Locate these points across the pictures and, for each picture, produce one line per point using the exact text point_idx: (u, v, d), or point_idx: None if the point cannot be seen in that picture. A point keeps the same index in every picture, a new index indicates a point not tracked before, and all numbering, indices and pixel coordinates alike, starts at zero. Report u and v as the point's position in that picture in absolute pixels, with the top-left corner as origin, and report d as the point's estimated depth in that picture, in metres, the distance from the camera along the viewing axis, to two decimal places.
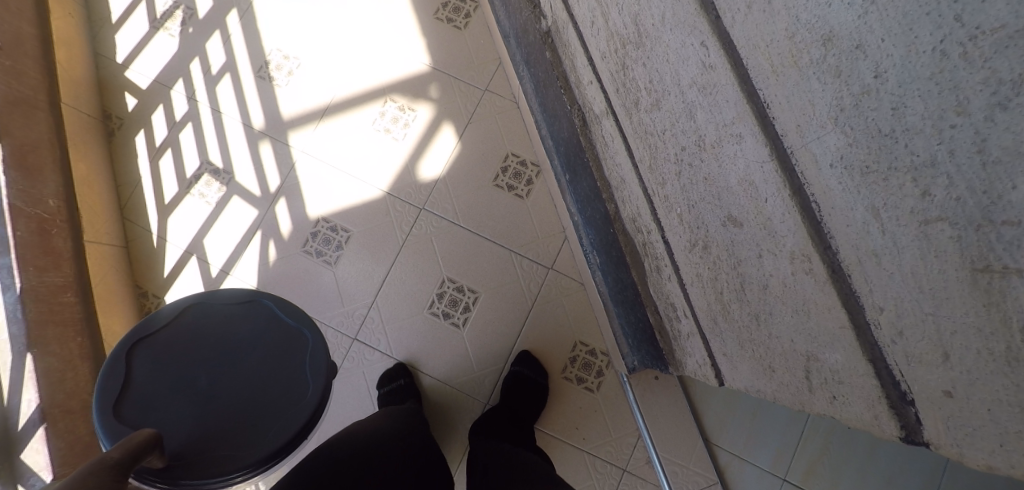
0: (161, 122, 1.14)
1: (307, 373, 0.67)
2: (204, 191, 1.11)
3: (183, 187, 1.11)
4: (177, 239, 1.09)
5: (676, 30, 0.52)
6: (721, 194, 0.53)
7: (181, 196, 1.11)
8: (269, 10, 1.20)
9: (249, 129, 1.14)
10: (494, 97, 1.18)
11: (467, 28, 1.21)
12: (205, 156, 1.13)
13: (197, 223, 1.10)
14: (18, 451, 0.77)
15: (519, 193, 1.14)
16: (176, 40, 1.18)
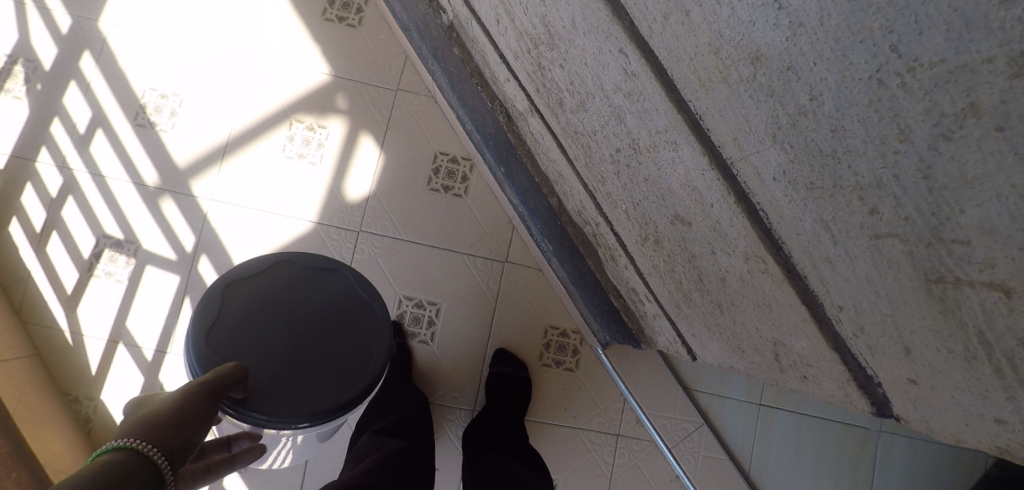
0: (34, 202, 1.02)
1: (373, 344, 0.68)
2: (111, 269, 1.03)
3: (83, 271, 1.02)
4: (95, 330, 1.01)
5: (589, 35, 0.49)
6: (665, 195, 0.52)
7: (85, 281, 1.02)
8: (135, 46, 1.08)
9: (143, 188, 1.05)
10: (407, 95, 1.13)
11: (362, 25, 1.13)
12: (100, 230, 1.03)
13: (114, 305, 1.02)
14: None
15: (457, 192, 1.12)
16: (25, 102, 1.05)
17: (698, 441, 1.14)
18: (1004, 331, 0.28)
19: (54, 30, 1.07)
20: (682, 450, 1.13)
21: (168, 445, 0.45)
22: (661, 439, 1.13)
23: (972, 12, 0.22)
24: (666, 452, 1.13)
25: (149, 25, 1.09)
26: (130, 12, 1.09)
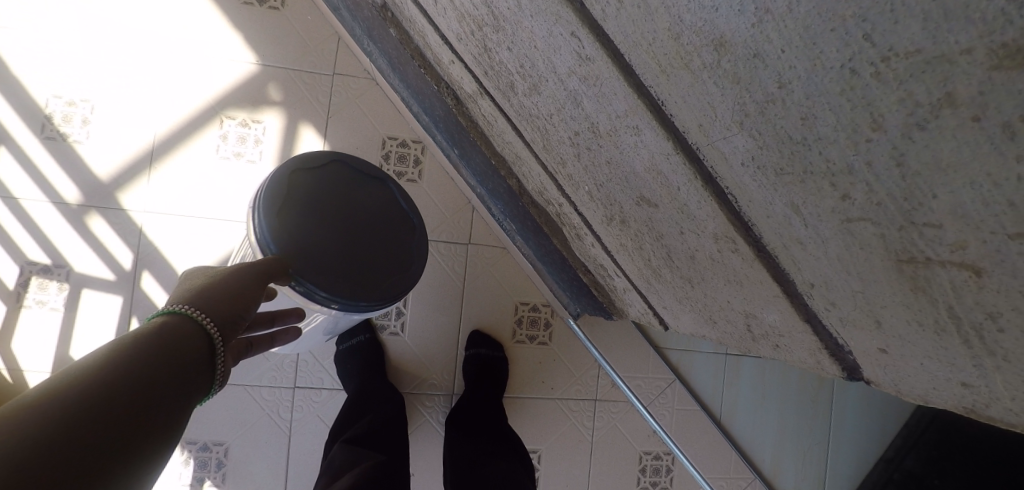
0: None
1: (416, 255, 0.71)
2: (42, 297, 0.96)
3: (9, 304, 0.96)
4: (35, 365, 0.96)
5: (537, 18, 0.47)
6: (629, 177, 0.51)
7: (15, 313, 0.96)
8: (28, 47, 0.97)
9: (65, 208, 0.97)
10: (346, 80, 1.07)
11: (286, 6, 1.05)
12: (23, 257, 0.96)
13: (52, 334, 0.97)
14: None
15: (411, 177, 1.08)
16: None
17: (672, 396, 1.18)
18: (972, 307, 0.29)
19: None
20: (657, 406, 1.17)
21: (219, 316, 0.51)
22: (636, 399, 1.16)
23: (952, 3, 0.21)
24: (643, 411, 1.16)
25: (39, 21, 0.97)
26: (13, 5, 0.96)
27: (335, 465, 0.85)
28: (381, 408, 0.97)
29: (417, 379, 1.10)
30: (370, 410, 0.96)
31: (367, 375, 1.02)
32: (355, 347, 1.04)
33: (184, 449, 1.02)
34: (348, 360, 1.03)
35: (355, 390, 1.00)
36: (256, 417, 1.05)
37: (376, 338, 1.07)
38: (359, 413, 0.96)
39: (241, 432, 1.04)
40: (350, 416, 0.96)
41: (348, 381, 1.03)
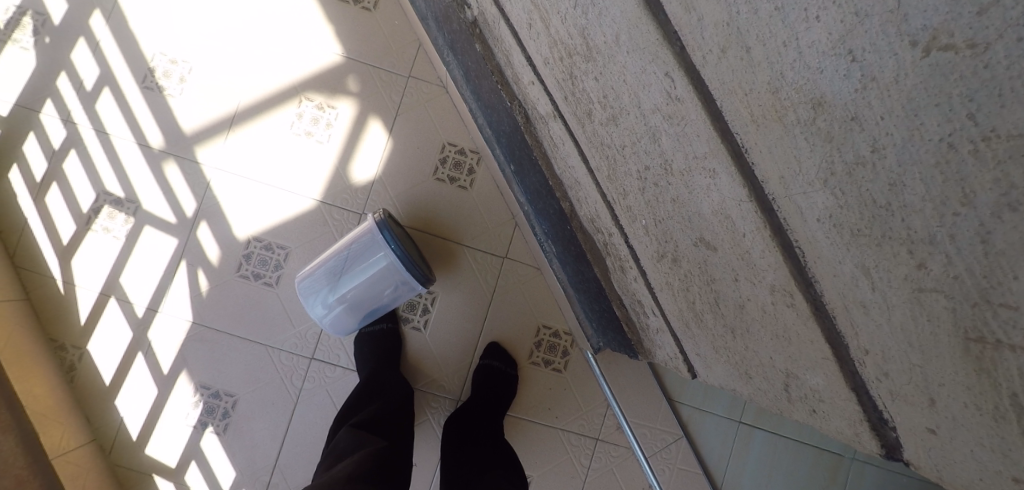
0: (36, 153, 1.01)
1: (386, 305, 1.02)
2: (108, 225, 1.02)
3: (80, 224, 1.01)
4: (87, 282, 1.01)
5: (632, 54, 0.49)
6: (692, 217, 0.53)
7: (81, 234, 1.01)
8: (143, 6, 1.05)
9: (148, 151, 1.03)
10: (419, 84, 1.11)
11: (377, 8, 1.11)
12: (101, 186, 1.02)
13: (109, 260, 1.02)
14: None
15: (462, 184, 1.12)
16: (32, 55, 1.02)
17: (675, 453, 1.15)
18: None
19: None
20: (658, 460, 1.15)
21: None
22: (640, 448, 1.15)
23: None
24: (643, 462, 1.14)
25: None
26: None
27: (340, 448, 0.88)
28: (390, 396, 0.99)
29: (430, 379, 1.11)
30: (379, 397, 0.98)
31: (382, 363, 1.04)
32: (376, 332, 1.07)
33: (196, 392, 1.03)
34: (366, 344, 1.06)
35: (368, 375, 1.02)
36: (271, 379, 1.05)
37: (397, 329, 1.10)
38: (369, 399, 0.98)
39: (253, 390, 1.05)
40: (359, 401, 0.98)
41: (363, 365, 1.05)
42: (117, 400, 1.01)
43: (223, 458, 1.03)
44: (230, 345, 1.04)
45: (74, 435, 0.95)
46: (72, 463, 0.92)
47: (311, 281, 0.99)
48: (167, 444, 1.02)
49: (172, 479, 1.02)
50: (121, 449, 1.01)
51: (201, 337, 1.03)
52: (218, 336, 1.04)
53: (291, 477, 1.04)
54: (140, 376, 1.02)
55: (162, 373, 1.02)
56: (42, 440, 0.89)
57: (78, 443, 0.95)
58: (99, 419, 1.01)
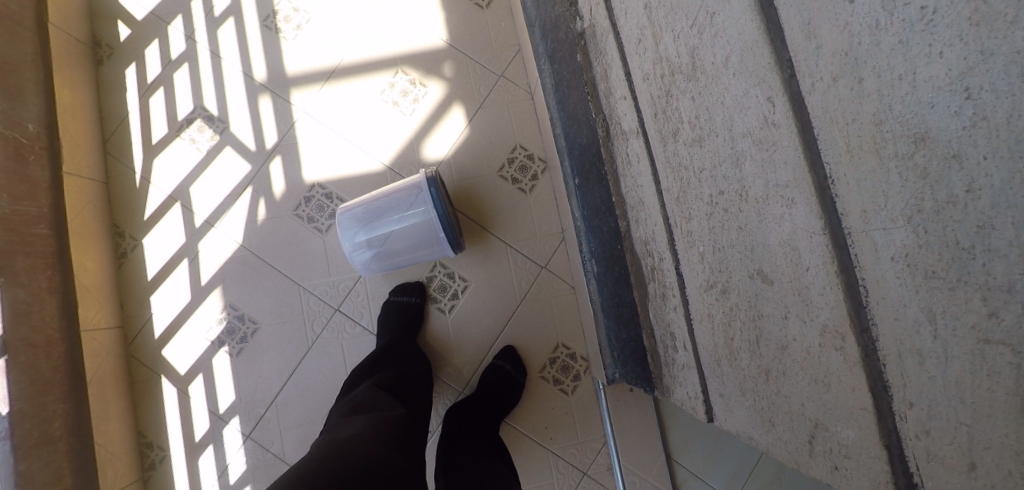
0: (155, 58, 1.12)
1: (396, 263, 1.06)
2: (196, 137, 1.11)
3: (172, 129, 1.11)
4: (162, 183, 1.11)
5: (738, 76, 0.51)
6: (755, 248, 0.53)
7: (170, 139, 1.11)
8: None
9: (250, 82, 1.12)
10: (507, 85, 1.15)
11: (489, 7, 1.16)
12: (199, 102, 1.11)
13: (186, 169, 1.11)
14: None
15: (523, 187, 1.15)
16: None
17: None
18: None
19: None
20: None
21: None
22: None
23: None
24: None
25: None
26: None
27: (359, 401, 0.89)
28: (409, 363, 1.01)
29: (443, 362, 1.12)
30: (398, 362, 1.00)
31: (404, 333, 1.06)
32: (405, 303, 1.09)
33: (224, 310, 1.11)
34: (393, 312, 1.08)
35: (389, 342, 1.04)
36: (294, 318, 1.11)
37: (424, 306, 1.12)
38: (388, 362, 1.00)
39: (277, 323, 1.11)
40: (379, 363, 1.00)
41: (385, 332, 1.07)
42: (152, 297, 1.10)
43: (229, 378, 1.09)
44: (268, 275, 1.11)
45: (104, 316, 1.06)
46: (95, 341, 1.03)
47: (349, 215, 1.03)
48: (185, 350, 1.10)
49: (175, 383, 1.10)
50: (141, 341, 1.10)
51: (244, 261, 1.11)
52: (260, 265, 1.11)
53: (284, 416, 1.09)
54: (180, 280, 1.10)
55: (199, 284, 1.10)
56: (78, 310, 1.00)
57: (107, 324, 1.06)
58: (130, 307, 1.10)
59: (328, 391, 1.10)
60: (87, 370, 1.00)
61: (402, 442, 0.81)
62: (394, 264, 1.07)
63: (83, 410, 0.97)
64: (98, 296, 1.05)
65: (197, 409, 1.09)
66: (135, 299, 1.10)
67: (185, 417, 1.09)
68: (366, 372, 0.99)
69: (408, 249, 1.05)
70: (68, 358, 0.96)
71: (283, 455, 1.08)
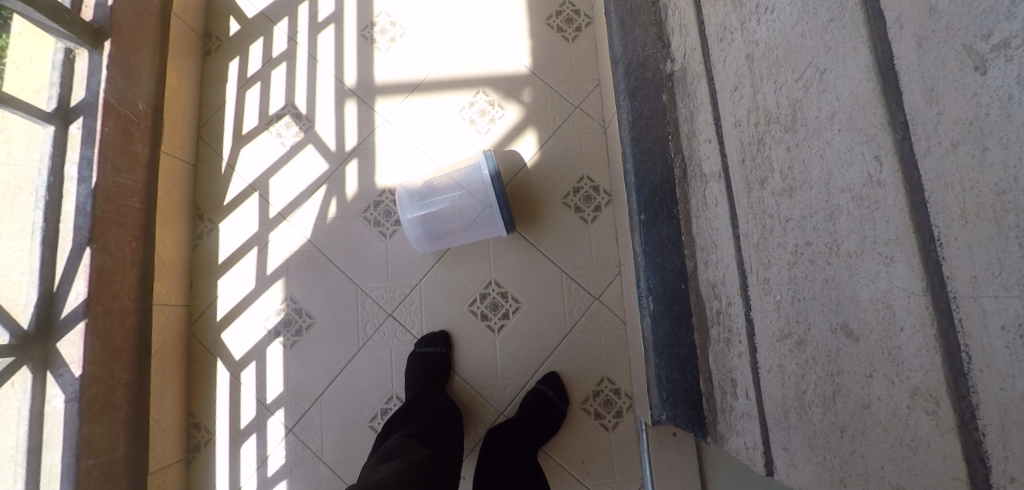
0: (257, 54, 1.25)
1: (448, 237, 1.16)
2: (281, 132, 1.23)
3: (262, 123, 1.23)
4: (245, 172, 1.22)
5: (844, 132, 0.52)
6: (842, 303, 0.53)
7: (259, 131, 1.23)
8: None
9: (340, 85, 1.23)
10: (583, 116, 1.23)
11: (575, 40, 1.26)
12: (291, 99, 1.24)
13: (269, 161, 1.22)
14: (54, 340, 0.95)
15: (584, 217, 1.19)
16: None
17: None
18: None
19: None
20: None
21: None
22: None
23: None
24: None
25: None
26: None
27: (389, 449, 0.96)
28: (441, 413, 1.05)
29: (469, 413, 1.13)
30: (429, 412, 1.05)
31: (430, 384, 1.10)
32: (429, 354, 1.12)
33: (283, 302, 1.18)
34: (417, 363, 1.12)
35: (416, 395, 1.08)
36: (348, 316, 1.17)
37: (450, 355, 1.14)
38: (419, 413, 1.05)
39: (331, 319, 1.17)
40: (408, 413, 1.05)
41: (412, 383, 1.11)
42: (219, 281, 1.20)
43: (279, 368, 1.16)
44: (329, 271, 1.18)
45: (175, 296, 1.16)
46: (163, 317, 1.13)
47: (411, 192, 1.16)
48: (242, 336, 1.18)
49: (230, 368, 1.17)
50: (204, 324, 1.19)
51: (308, 255, 1.19)
52: (323, 261, 1.19)
53: (326, 413, 1.14)
54: (247, 266, 1.20)
55: (265, 273, 1.19)
56: (155, 284, 1.11)
57: (176, 300, 1.16)
58: (199, 286, 1.20)
59: (372, 391, 1.15)
60: (155, 338, 1.10)
61: (429, 482, 0.88)
62: (445, 242, 1.17)
63: (145, 382, 1.06)
64: (173, 274, 1.16)
65: (244, 396, 1.16)
66: (203, 279, 1.20)
67: (233, 402, 1.16)
68: (400, 421, 1.05)
69: (457, 227, 1.15)
70: (137, 332, 1.06)
71: (320, 453, 1.12)
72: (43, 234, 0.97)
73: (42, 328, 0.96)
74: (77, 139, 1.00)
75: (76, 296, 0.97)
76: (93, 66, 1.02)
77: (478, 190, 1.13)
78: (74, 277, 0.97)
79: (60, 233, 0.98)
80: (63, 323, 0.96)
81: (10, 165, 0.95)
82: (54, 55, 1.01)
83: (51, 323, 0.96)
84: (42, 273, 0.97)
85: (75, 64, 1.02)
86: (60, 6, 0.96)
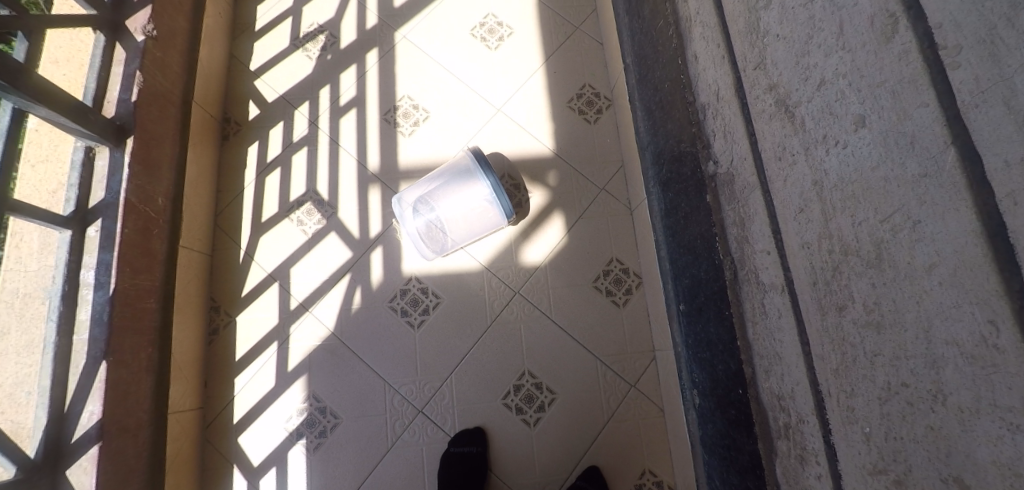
0: (277, 139, 1.29)
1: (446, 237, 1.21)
2: (303, 220, 1.26)
3: (283, 210, 1.26)
4: (264, 261, 1.25)
5: (946, 287, 0.52)
6: (954, 455, 0.53)
7: (280, 218, 1.26)
8: (411, 64, 1.34)
9: (364, 169, 1.28)
10: (609, 197, 1.29)
11: (597, 122, 1.32)
12: (313, 186, 1.27)
13: (291, 249, 1.25)
14: (61, 470, 0.93)
15: (616, 300, 1.23)
16: (312, 63, 1.34)
17: None
18: None
19: (361, 23, 1.36)
20: None
21: None
22: None
23: None
24: None
25: (432, 53, 1.34)
26: (424, 36, 1.36)
27: None
28: None
29: None
30: None
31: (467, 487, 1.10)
32: (465, 454, 1.12)
33: (305, 401, 1.19)
34: (453, 464, 1.11)
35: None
36: (377, 414, 1.18)
37: (486, 454, 1.14)
38: None
39: (357, 417, 1.18)
40: None
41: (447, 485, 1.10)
42: (236, 378, 1.21)
43: (303, 473, 1.15)
44: (355, 366, 1.20)
45: (189, 399, 1.15)
46: (177, 424, 1.12)
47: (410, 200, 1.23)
48: (260, 441, 1.18)
49: (248, 475, 1.17)
50: (223, 424, 1.19)
51: (332, 349, 1.21)
52: (347, 353, 1.21)
53: None
54: (268, 361, 1.22)
55: (286, 369, 1.21)
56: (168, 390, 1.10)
57: (188, 405, 1.15)
58: (216, 383, 1.20)
59: None
60: (167, 450, 1.08)
61: None
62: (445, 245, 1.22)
63: None
64: (187, 376, 1.16)
65: None
66: (222, 374, 1.21)
67: None
68: None
69: (455, 228, 1.21)
70: (149, 445, 1.04)
71: None
72: (54, 349, 0.95)
73: (50, 454, 0.93)
74: (94, 241, 0.99)
75: (89, 416, 0.95)
76: (114, 164, 1.01)
77: (478, 207, 1.19)
78: (88, 396, 0.95)
79: (72, 346, 0.96)
80: (75, 447, 0.94)
81: (22, 272, 1.01)
82: (76, 153, 1.00)
83: (60, 446, 0.93)
84: (52, 394, 0.94)
85: (95, 163, 1.01)
86: (85, 106, 0.95)
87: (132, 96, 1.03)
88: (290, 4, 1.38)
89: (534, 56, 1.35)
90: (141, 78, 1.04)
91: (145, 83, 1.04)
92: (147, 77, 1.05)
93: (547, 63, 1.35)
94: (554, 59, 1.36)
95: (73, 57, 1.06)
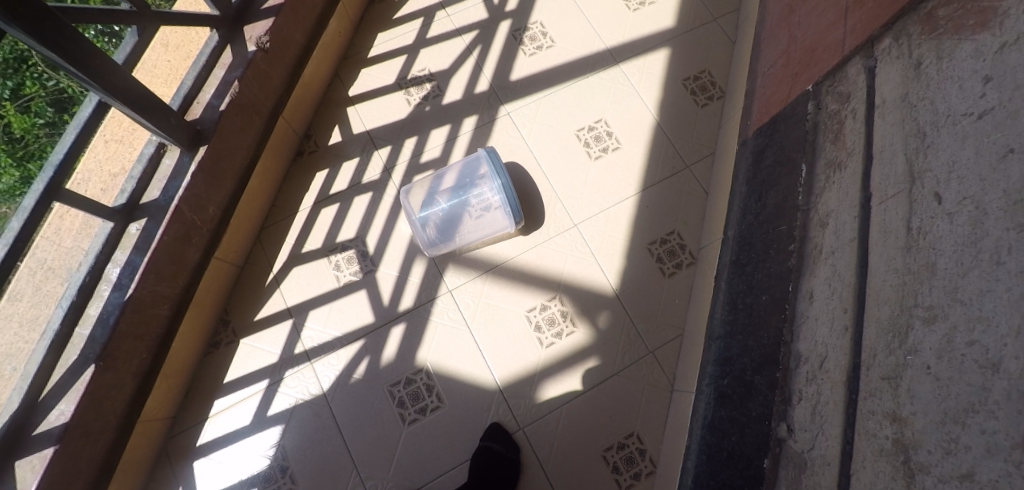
0: (347, 174, 1.23)
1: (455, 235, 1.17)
2: (340, 266, 1.19)
3: (324, 248, 1.20)
4: (288, 293, 1.18)
5: None
6: None
7: (319, 255, 1.19)
8: (505, 145, 1.23)
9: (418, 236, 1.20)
10: (653, 364, 1.14)
11: (671, 277, 1.18)
12: (364, 236, 1.20)
13: (317, 290, 1.18)
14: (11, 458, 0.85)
15: (619, 481, 1.08)
16: (408, 108, 1.27)
17: None
18: None
19: (472, 85, 1.28)
20: None
21: None
22: None
23: None
24: None
25: (529, 140, 1.24)
26: (528, 119, 1.25)
27: None
28: None
29: None
30: None
31: None
32: None
33: (270, 452, 1.11)
34: None
35: None
36: None
37: None
38: None
39: None
40: None
41: None
42: (215, 401, 1.14)
43: None
44: (331, 438, 1.11)
45: (165, 410, 1.09)
46: (143, 433, 1.05)
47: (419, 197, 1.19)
48: (214, 477, 1.10)
49: None
50: (184, 444, 1.12)
51: (316, 410, 1.12)
52: (330, 421, 1.12)
53: None
54: (252, 398, 1.14)
55: (265, 413, 1.13)
56: (150, 398, 1.04)
57: (163, 415, 1.09)
58: (196, 398, 1.14)
59: None
60: (123, 460, 1.01)
61: None
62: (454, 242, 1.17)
63: None
64: (173, 385, 1.09)
65: None
66: (206, 392, 1.14)
67: None
68: None
69: (465, 227, 1.17)
70: (106, 451, 0.98)
71: None
72: (52, 337, 0.88)
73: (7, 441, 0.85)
74: (131, 240, 0.93)
75: (58, 415, 0.88)
76: (179, 168, 0.96)
77: (478, 193, 1.17)
78: (65, 394, 0.88)
79: (70, 337, 0.89)
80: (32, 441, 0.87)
81: (56, 243, 1.00)
82: (146, 147, 0.95)
83: (19, 436, 0.86)
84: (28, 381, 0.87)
85: (161, 161, 0.95)
86: (170, 109, 0.90)
87: (222, 105, 0.98)
88: (409, 42, 1.32)
89: (632, 180, 1.22)
90: (237, 89, 0.99)
91: (238, 94, 1.00)
92: (242, 88, 1.00)
93: (643, 193, 1.21)
94: (650, 191, 1.22)
95: (182, 47, 1.06)
